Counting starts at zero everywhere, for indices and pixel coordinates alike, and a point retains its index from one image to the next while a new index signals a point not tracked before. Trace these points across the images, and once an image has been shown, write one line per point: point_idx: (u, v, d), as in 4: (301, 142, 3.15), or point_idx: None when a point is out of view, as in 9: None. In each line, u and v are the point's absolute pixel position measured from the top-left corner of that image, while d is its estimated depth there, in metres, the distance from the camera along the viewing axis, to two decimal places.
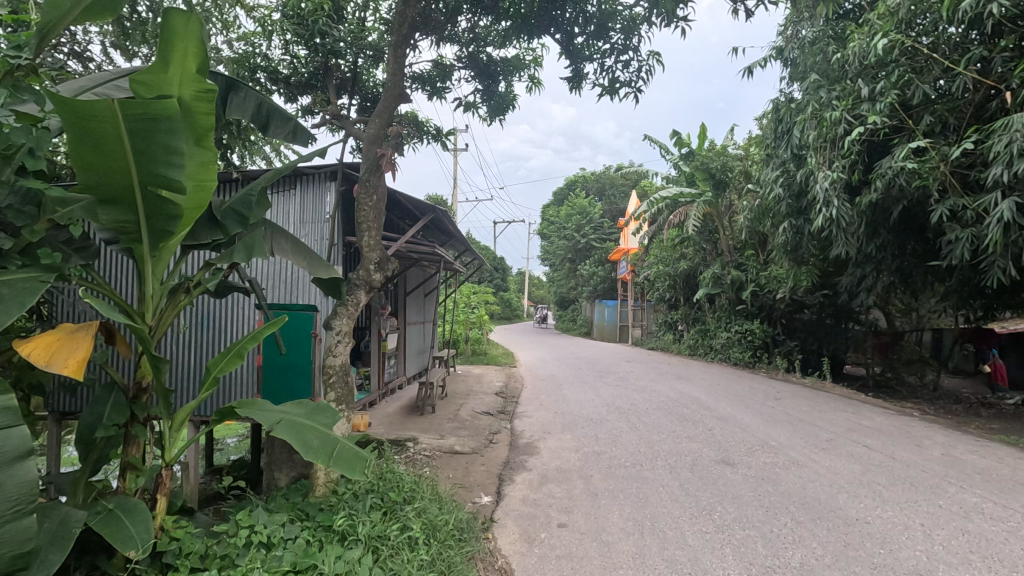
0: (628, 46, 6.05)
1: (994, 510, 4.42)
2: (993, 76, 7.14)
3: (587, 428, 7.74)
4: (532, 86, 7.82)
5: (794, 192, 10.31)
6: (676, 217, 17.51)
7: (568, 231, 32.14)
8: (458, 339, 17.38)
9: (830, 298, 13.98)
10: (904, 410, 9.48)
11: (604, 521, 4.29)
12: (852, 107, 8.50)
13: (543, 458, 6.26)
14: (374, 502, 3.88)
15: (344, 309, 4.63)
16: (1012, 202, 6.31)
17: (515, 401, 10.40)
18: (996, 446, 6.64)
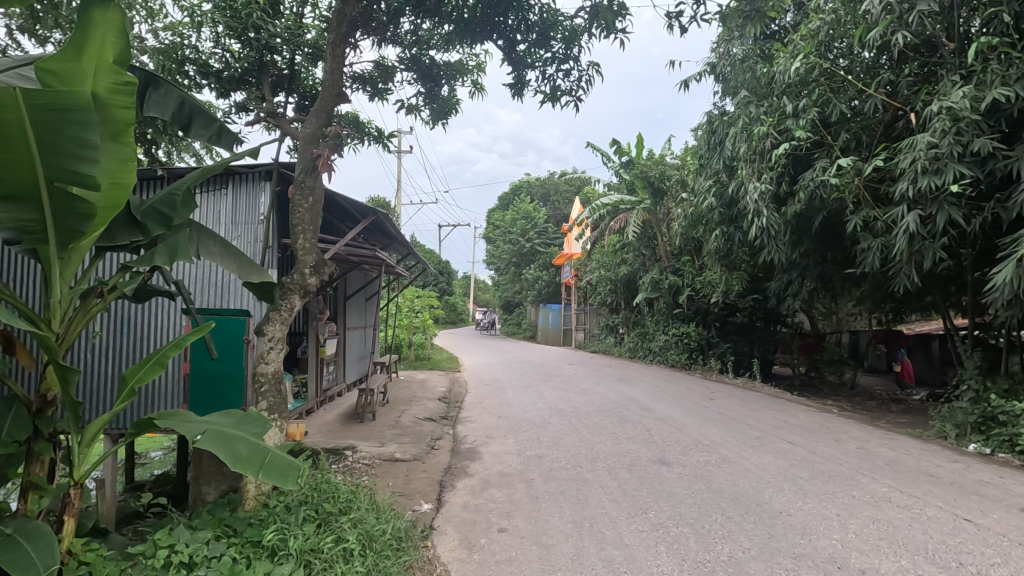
0: (568, 55, 6.17)
1: (901, 498, 4.78)
2: (900, 98, 7.76)
3: (530, 432, 7.80)
4: (475, 91, 7.84)
5: (725, 202, 10.87)
6: (616, 224, 18.01)
7: (513, 235, 32.32)
8: (401, 343, 17.13)
9: (760, 301, 14.77)
10: (825, 407, 10.13)
11: (545, 524, 4.34)
12: (777, 123, 9.03)
13: (485, 463, 6.25)
14: (307, 514, 3.75)
15: (277, 314, 4.46)
16: (916, 215, 6.86)
17: (459, 406, 10.35)
18: (904, 439, 7.20)
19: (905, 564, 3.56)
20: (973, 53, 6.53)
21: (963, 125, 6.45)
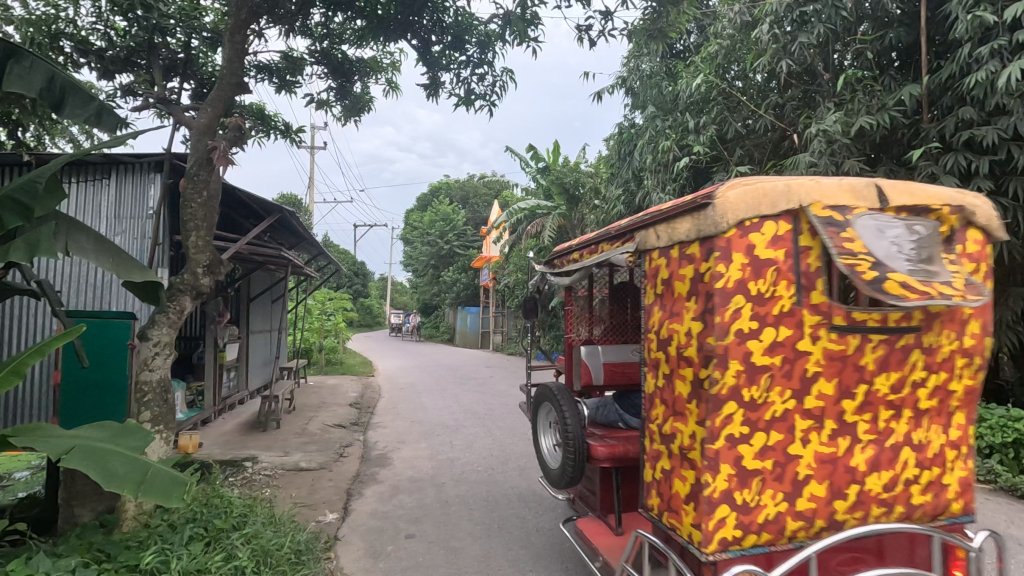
0: (483, 59, 6.21)
1: None
2: (786, 120, 8.51)
3: (443, 435, 7.74)
4: (390, 90, 7.69)
5: (633, 210, 11.50)
6: (533, 228, 18.38)
7: (430, 237, 31.95)
8: (311, 347, 16.42)
9: None
10: None
11: (453, 528, 4.32)
12: (681, 138, 9.63)
13: (396, 468, 6.13)
14: (195, 532, 3.48)
15: (164, 318, 4.12)
16: None
17: (371, 411, 10.08)
18: None
19: None
20: (844, 83, 7.32)
21: (837, 146, 7.20)
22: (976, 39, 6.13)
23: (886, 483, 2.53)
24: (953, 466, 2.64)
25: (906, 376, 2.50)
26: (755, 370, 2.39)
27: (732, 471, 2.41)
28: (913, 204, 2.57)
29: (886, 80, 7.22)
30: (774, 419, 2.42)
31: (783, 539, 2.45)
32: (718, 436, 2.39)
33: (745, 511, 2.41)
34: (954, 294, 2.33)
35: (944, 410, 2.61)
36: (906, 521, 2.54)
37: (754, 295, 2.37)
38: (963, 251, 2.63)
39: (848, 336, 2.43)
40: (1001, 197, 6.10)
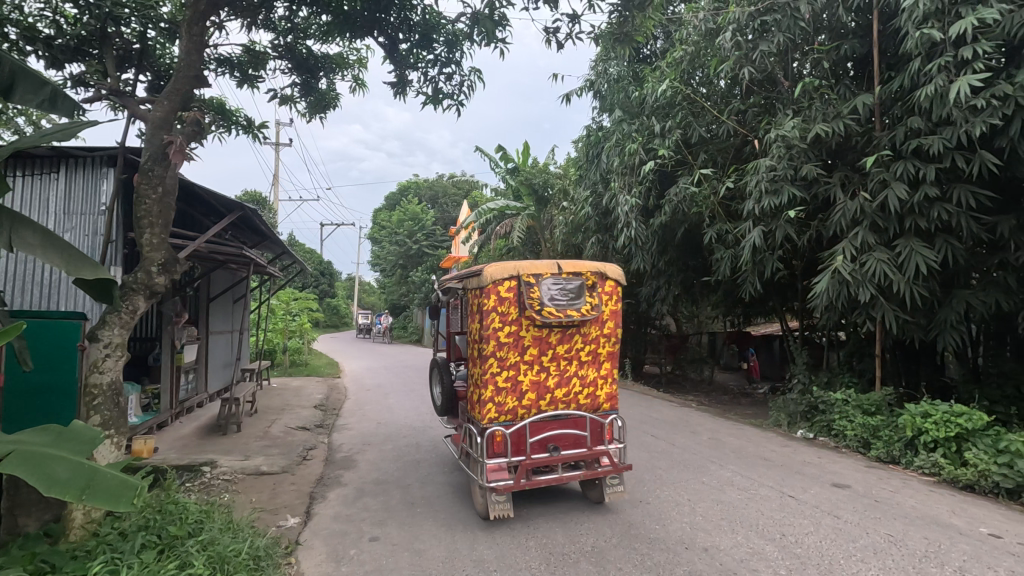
0: (450, 59, 6.18)
1: (740, 481, 5.40)
2: (747, 126, 8.75)
3: (409, 437, 7.68)
4: (356, 87, 7.58)
5: (601, 212, 11.66)
6: (502, 228, 18.42)
7: (399, 236, 31.64)
8: (275, 348, 16.08)
9: (633, 306, 15.89)
10: (685, 403, 11.14)
11: (417, 530, 4.29)
12: (647, 141, 9.81)
13: (361, 471, 6.05)
14: (147, 540, 3.36)
15: (116, 318, 3.96)
16: (760, 230, 7.77)
17: (336, 413, 9.92)
18: (746, 429, 8.13)
19: (740, 539, 4.00)
20: (801, 91, 7.58)
21: (795, 152, 7.45)
22: (924, 54, 6.43)
23: (569, 397, 4.69)
24: (603, 387, 4.81)
25: (579, 344, 4.71)
26: (498, 343, 4.50)
27: (490, 390, 4.48)
28: (593, 266, 4.70)
29: (841, 89, 7.50)
30: (511, 367, 4.51)
31: (518, 419, 4.56)
32: (482, 373, 4.47)
33: (495, 409, 4.49)
34: (588, 304, 4.67)
35: (603, 360, 4.81)
36: (581, 410, 4.72)
37: (496, 305, 4.47)
38: (601, 292, 4.78)
39: (550, 326, 4.56)
40: (946, 203, 6.41)
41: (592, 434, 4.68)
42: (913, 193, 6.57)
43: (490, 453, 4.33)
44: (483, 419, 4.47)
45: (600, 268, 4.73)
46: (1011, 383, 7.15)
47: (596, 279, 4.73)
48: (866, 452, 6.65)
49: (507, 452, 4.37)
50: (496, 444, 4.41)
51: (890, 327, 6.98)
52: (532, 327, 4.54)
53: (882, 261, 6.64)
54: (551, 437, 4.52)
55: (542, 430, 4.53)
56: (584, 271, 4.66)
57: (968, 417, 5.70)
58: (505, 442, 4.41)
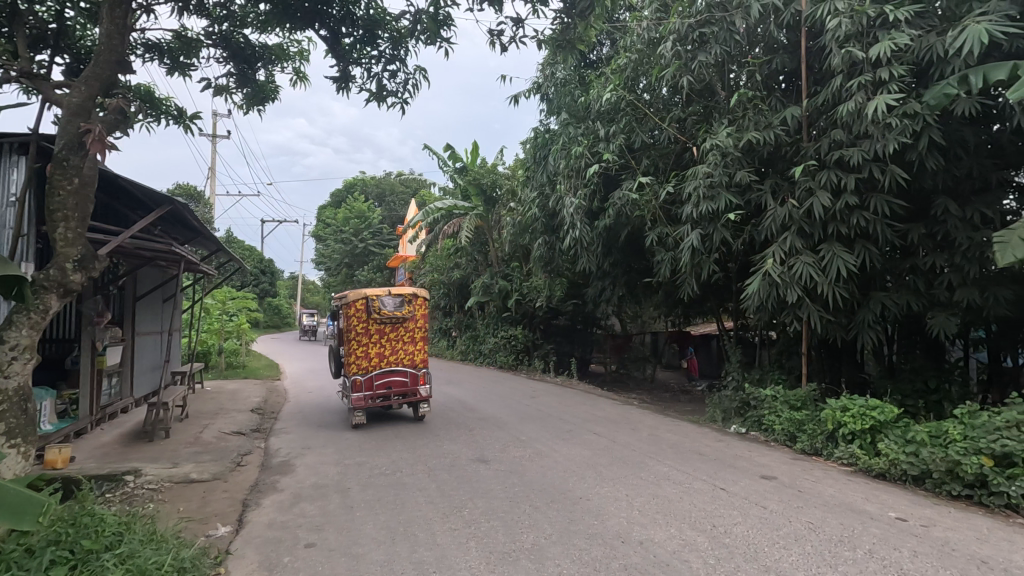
0: (395, 56, 6.10)
1: (676, 475, 5.61)
2: (687, 134, 9.08)
3: (350, 439, 7.52)
4: (297, 81, 7.35)
5: (547, 213, 11.87)
6: (449, 228, 18.38)
7: (345, 234, 30.92)
8: (210, 350, 15.38)
9: (579, 306, 16.20)
10: (627, 401, 11.43)
11: (356, 534, 4.21)
12: (592, 145, 10.06)
13: (298, 476, 5.87)
14: (57, 556, 3.15)
15: (24, 318, 3.68)
16: (697, 234, 8.09)
17: (274, 417, 9.59)
18: (683, 425, 8.45)
19: (674, 531, 4.15)
20: (736, 102, 7.95)
21: (730, 160, 7.80)
22: (845, 72, 6.89)
23: (400, 359, 8.33)
24: (418, 353, 8.50)
25: (404, 332, 8.38)
26: (357, 332, 8.10)
27: (354, 355, 8.12)
28: (410, 291, 8.43)
29: (773, 101, 7.91)
30: (365, 344, 8.13)
31: (369, 373, 8.12)
32: (348, 347, 8.08)
33: (357, 365, 8.11)
34: (408, 311, 8.37)
35: (419, 340, 8.54)
36: (406, 366, 8.35)
37: (356, 313, 8.07)
38: (414, 304, 8.50)
39: (387, 323, 8.21)
40: (864, 212, 6.88)
41: (412, 379, 8.37)
42: (835, 201, 7.02)
43: (354, 390, 7.99)
44: (349, 370, 8.13)
45: (415, 294, 8.48)
46: (920, 379, 7.75)
47: (413, 298, 8.47)
48: (792, 444, 7.05)
49: (362, 387, 8.07)
50: (357, 384, 8.04)
51: (814, 326, 7.43)
52: (375, 323, 8.14)
53: (808, 265, 7.06)
54: (388, 381, 8.20)
55: (383, 378, 8.16)
56: (405, 294, 8.39)
57: (880, 411, 6.15)
58: (363, 385, 8.05)
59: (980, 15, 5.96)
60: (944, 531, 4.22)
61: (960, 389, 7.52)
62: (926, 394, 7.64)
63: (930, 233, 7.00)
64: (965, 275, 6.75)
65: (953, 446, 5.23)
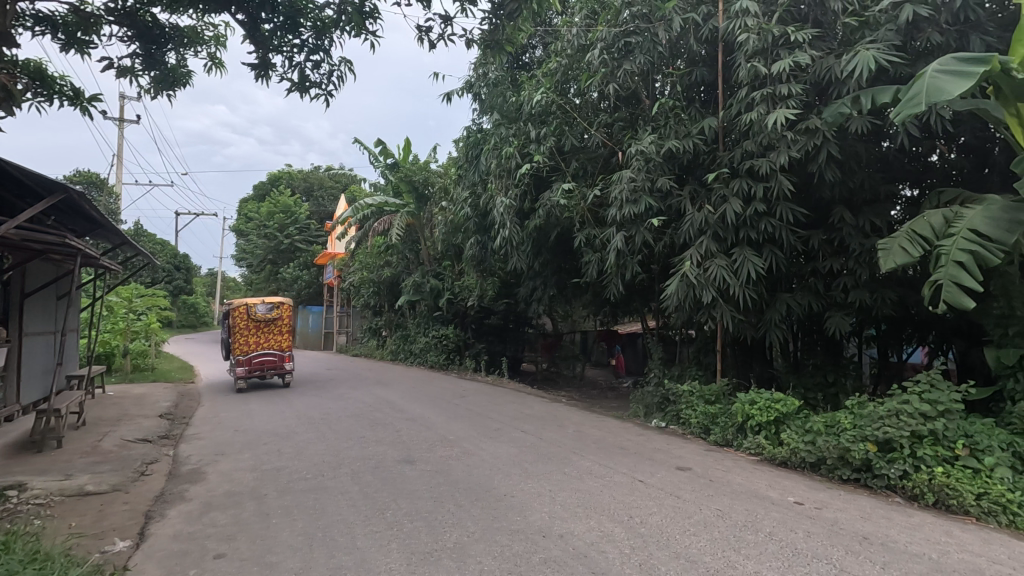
0: (319, 46, 5.90)
1: (597, 470, 5.79)
2: (613, 138, 9.37)
3: (269, 444, 7.20)
4: (213, 66, 6.95)
5: (479, 213, 11.94)
6: (380, 225, 18.06)
7: (268, 230, 29.58)
8: (114, 351, 14.21)
9: (511, 305, 16.36)
10: (555, 398, 11.64)
11: (271, 542, 4.04)
12: (523, 146, 10.21)
13: (210, 483, 5.55)
14: None
15: None
16: (622, 236, 8.40)
17: (186, 422, 9.01)
18: (607, 420, 8.73)
19: (593, 523, 4.28)
20: (658, 110, 8.32)
21: (652, 165, 8.15)
22: (753, 85, 7.38)
23: (271, 345, 12.18)
24: (284, 340, 12.35)
25: (274, 327, 12.30)
26: (240, 328, 12.04)
27: (238, 342, 11.96)
28: (278, 300, 12.35)
29: (692, 111, 8.34)
30: (246, 335, 11.99)
31: (248, 354, 11.95)
32: (233, 336, 11.94)
33: (239, 349, 11.92)
34: (277, 313, 12.33)
35: (286, 332, 12.46)
36: (277, 350, 12.12)
37: (239, 314, 12.03)
38: (282, 308, 12.47)
39: (261, 321, 12.10)
40: (771, 218, 7.39)
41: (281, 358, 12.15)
42: (746, 208, 7.50)
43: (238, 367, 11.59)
44: (234, 352, 11.95)
45: (281, 300, 12.37)
46: (820, 373, 8.41)
47: (280, 304, 12.37)
48: (706, 436, 7.47)
49: (243, 363, 11.81)
50: (239, 361, 11.79)
51: (727, 325, 7.90)
52: (252, 321, 12.02)
53: (722, 267, 7.50)
54: (262, 360, 11.97)
55: (259, 357, 11.95)
56: (275, 302, 12.26)
57: (783, 404, 6.65)
58: (243, 361, 11.80)
59: (870, 41, 6.55)
60: (834, 512, 4.62)
61: (854, 382, 8.24)
62: (825, 387, 8.31)
63: (829, 240, 7.63)
64: (857, 278, 7.40)
65: (843, 434, 5.74)
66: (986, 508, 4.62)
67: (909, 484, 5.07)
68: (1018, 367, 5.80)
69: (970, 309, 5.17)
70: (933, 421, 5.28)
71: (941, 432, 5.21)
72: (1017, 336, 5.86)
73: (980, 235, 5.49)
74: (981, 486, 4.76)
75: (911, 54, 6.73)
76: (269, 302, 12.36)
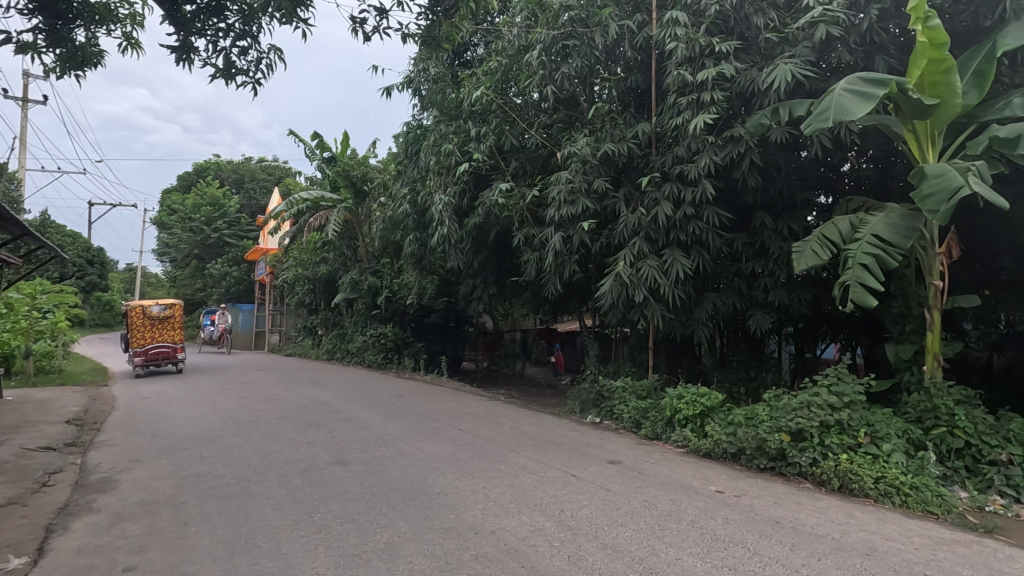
0: (246, 32, 5.64)
1: (532, 466, 5.88)
2: (552, 139, 9.52)
3: (190, 448, 6.82)
4: (130, 48, 6.50)
5: (418, 210, 11.82)
6: (316, 221, 17.55)
7: (194, 223, 28.01)
8: (13, 353, 13.02)
9: (451, 304, 16.25)
10: (495, 396, 11.68)
11: (188, 552, 3.84)
12: (463, 144, 10.20)
13: (122, 493, 5.20)
14: None
15: None
16: (560, 237, 8.57)
17: (97, 428, 8.39)
18: (544, 417, 8.86)
19: (525, 518, 4.35)
20: (595, 113, 8.54)
21: (588, 167, 8.36)
22: (682, 94, 7.72)
23: (165, 339, 14.28)
24: (176, 334, 14.60)
25: (167, 324, 14.41)
26: (137, 325, 14.20)
27: (134, 336, 14.14)
28: (170, 301, 14.44)
29: (627, 116, 8.61)
30: (140, 331, 14.08)
31: (144, 346, 14.19)
32: (129, 332, 14.07)
33: (136, 342, 14.07)
34: (169, 312, 14.44)
35: (179, 328, 14.64)
36: (169, 342, 14.35)
37: (135, 314, 14.04)
38: (173, 308, 14.49)
39: (154, 319, 14.17)
40: (699, 221, 7.74)
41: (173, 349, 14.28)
42: (676, 211, 7.83)
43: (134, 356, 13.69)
44: (132, 345, 14.10)
45: (173, 302, 14.44)
46: (744, 368, 8.89)
47: (173, 304, 14.57)
48: (637, 430, 7.72)
49: (139, 354, 14.01)
50: (135, 351, 14.00)
51: (658, 324, 8.22)
52: (146, 319, 14.11)
53: (653, 268, 7.80)
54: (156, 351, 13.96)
55: (153, 348, 14.16)
56: (167, 303, 14.37)
57: (708, 398, 6.99)
58: (139, 352, 13.98)
59: (789, 56, 6.97)
60: (751, 499, 4.90)
61: (774, 377, 8.75)
62: (748, 381, 8.80)
63: (751, 243, 8.08)
64: (776, 279, 7.88)
65: (761, 425, 6.10)
66: (883, 490, 5.05)
67: (818, 470, 5.46)
68: (913, 361, 6.36)
69: (873, 307, 5.63)
70: (840, 411, 5.71)
71: (846, 421, 5.65)
72: (912, 333, 6.42)
73: (882, 240, 5.98)
74: (880, 470, 5.20)
75: (824, 70, 7.23)
76: (163, 303, 14.43)
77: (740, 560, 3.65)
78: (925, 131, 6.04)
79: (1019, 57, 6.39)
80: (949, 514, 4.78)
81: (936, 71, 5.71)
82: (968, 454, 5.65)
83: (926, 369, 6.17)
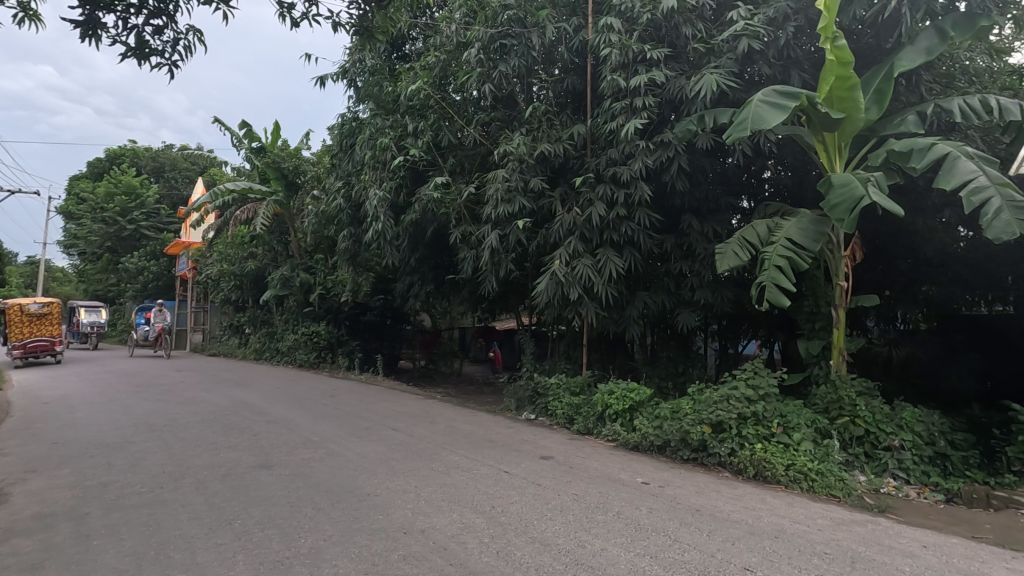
0: (161, 10, 5.29)
1: (465, 463, 5.87)
2: (489, 137, 9.52)
3: (96, 456, 6.33)
4: (26, 19, 5.95)
5: (353, 205, 11.53)
6: (243, 213, 16.77)
7: (106, 214, 26.05)
8: None
9: (388, 301, 15.95)
10: (431, 395, 11.57)
11: (89, 567, 3.57)
12: (399, 139, 10.04)
13: (14, 506, 4.75)
14: None
15: None
16: (496, 235, 8.59)
17: None
18: (479, 415, 8.86)
19: (455, 516, 4.34)
20: (531, 113, 8.62)
21: (524, 166, 8.44)
22: (615, 98, 7.93)
23: (44, 333, 15.25)
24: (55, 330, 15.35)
25: (46, 320, 15.21)
26: (14, 321, 14.80)
27: (12, 333, 14.74)
28: (50, 299, 15.43)
29: (563, 116, 8.75)
30: (18, 325, 15.01)
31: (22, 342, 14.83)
32: (6, 328, 14.66)
33: (13, 338, 14.71)
34: (47, 309, 15.37)
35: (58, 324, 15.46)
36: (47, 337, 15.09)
37: (12, 311, 14.86)
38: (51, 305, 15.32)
39: (35, 315, 15.08)
40: (631, 222, 7.99)
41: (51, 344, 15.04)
42: (609, 212, 8.04)
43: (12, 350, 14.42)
44: (9, 340, 14.74)
45: (52, 299, 15.24)
46: (672, 364, 9.27)
47: (52, 303, 15.36)
48: (571, 426, 7.87)
49: (18, 348, 14.64)
50: (13, 346, 14.62)
51: (591, 322, 8.41)
52: (24, 316, 14.99)
53: (587, 267, 7.98)
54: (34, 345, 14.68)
55: (32, 343, 14.88)
56: (48, 301, 15.35)
57: (637, 393, 7.24)
58: (18, 346, 14.65)
59: (714, 66, 7.31)
60: (674, 489, 5.12)
61: (700, 372, 9.17)
62: (676, 376, 9.18)
63: (679, 244, 8.42)
64: (702, 279, 8.26)
65: (685, 418, 6.37)
66: (793, 476, 5.42)
67: (736, 460, 5.77)
68: (821, 356, 6.85)
69: (785, 307, 6.02)
70: (756, 404, 6.07)
71: (761, 413, 6.01)
72: (821, 330, 6.91)
73: (795, 244, 6.40)
74: (790, 458, 5.57)
75: (746, 81, 7.64)
76: (42, 301, 15.35)
77: (661, 548, 3.80)
78: (834, 143, 6.51)
79: (914, 77, 7.01)
80: (850, 496, 5.20)
81: (843, 88, 6.18)
82: (867, 441, 6.16)
83: (832, 363, 6.66)
